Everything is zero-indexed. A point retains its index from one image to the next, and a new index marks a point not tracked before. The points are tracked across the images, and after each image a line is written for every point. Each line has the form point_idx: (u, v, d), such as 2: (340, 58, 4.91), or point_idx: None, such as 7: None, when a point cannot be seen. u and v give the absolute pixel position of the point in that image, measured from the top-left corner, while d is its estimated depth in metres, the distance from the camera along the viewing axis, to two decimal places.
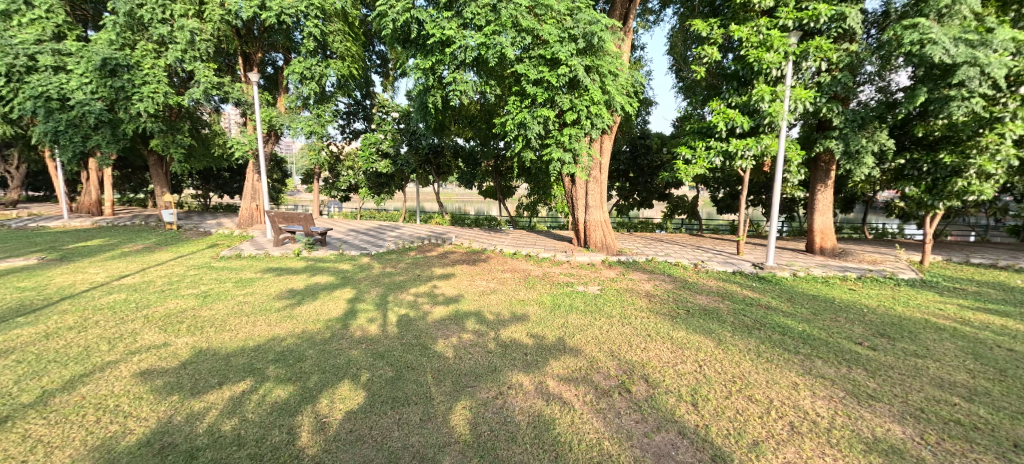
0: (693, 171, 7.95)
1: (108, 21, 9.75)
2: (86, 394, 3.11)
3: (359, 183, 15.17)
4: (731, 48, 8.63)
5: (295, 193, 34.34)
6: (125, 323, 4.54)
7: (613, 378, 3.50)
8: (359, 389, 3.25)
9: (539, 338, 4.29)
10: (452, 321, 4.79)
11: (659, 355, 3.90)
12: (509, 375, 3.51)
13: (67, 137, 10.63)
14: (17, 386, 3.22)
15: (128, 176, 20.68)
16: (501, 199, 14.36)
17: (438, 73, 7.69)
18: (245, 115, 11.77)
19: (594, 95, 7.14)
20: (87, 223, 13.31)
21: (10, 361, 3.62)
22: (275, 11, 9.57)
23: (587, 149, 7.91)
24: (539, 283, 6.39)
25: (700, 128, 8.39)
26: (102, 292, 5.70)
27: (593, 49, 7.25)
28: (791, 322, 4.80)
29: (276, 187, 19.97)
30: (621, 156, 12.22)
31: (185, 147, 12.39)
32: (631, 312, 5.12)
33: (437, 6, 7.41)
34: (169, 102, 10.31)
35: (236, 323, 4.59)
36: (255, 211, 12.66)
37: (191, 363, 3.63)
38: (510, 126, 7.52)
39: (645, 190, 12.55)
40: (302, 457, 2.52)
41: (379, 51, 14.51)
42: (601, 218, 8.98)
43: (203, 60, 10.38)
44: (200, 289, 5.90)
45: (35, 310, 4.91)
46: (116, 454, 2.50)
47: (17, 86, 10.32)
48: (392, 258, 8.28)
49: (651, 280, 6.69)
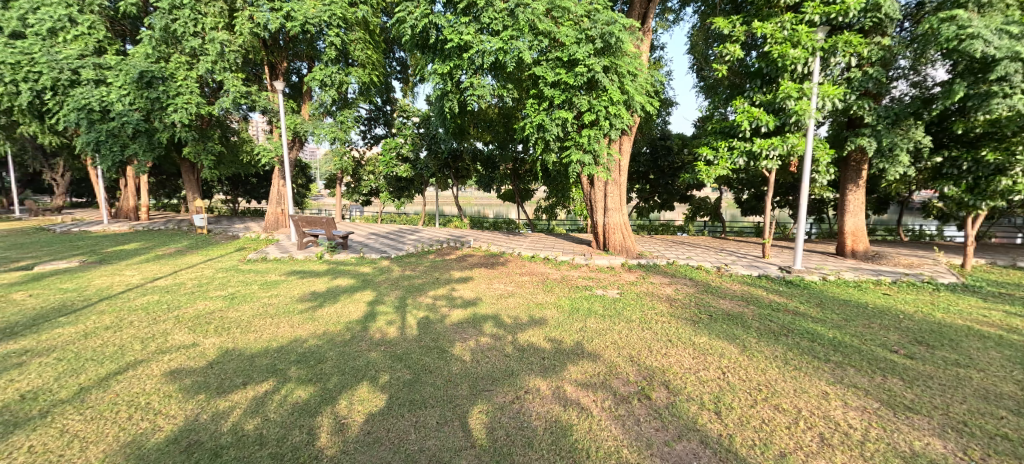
0: (716, 172, 7.76)
1: (144, 36, 10.19)
2: (120, 392, 3.23)
3: (380, 188, 15.41)
4: (755, 46, 8.41)
5: (318, 197, 35.19)
6: (157, 323, 4.71)
7: (632, 384, 3.42)
8: (377, 391, 3.27)
9: (557, 342, 4.25)
10: (469, 324, 4.78)
11: (681, 361, 3.80)
12: (527, 379, 3.47)
13: (107, 146, 11.17)
14: (57, 382, 3.37)
15: (162, 182, 21.60)
16: (520, 202, 14.34)
17: (456, 78, 7.78)
18: (271, 123, 12.12)
19: (612, 95, 7.05)
20: (124, 228, 13.94)
21: (52, 358, 3.80)
22: (299, 21, 9.84)
23: (607, 150, 7.80)
24: (557, 287, 6.34)
25: (723, 127, 8.18)
26: (137, 293, 5.93)
27: (611, 49, 7.17)
28: (820, 328, 4.61)
29: (300, 192, 20.49)
30: (641, 157, 12.04)
31: (215, 154, 12.83)
32: (651, 316, 5.00)
33: (454, 11, 7.48)
34: (201, 111, 10.72)
35: (261, 324, 4.70)
36: (280, 216, 13.00)
37: (218, 363, 3.73)
38: (529, 128, 7.51)
39: (665, 192, 12.34)
40: (320, 458, 2.54)
41: (399, 58, 14.72)
42: (620, 221, 8.85)
43: (232, 70, 10.74)
44: (228, 291, 6.08)
45: (75, 310, 5.15)
46: (145, 451, 2.57)
47: (62, 99, 10.92)
48: (412, 261, 8.35)
49: (672, 284, 6.54)
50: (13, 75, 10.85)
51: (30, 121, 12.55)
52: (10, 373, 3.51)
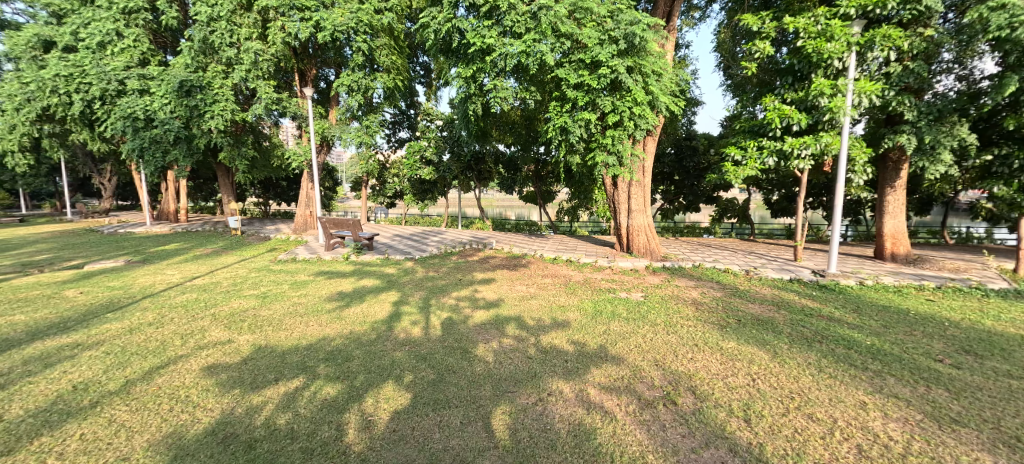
0: (744, 173, 7.54)
1: (185, 47, 10.71)
2: (162, 385, 3.39)
3: (404, 190, 15.68)
4: (786, 42, 8.16)
5: (345, 199, 36.08)
6: (195, 320, 4.93)
7: (657, 389, 3.36)
8: (402, 390, 3.33)
9: (580, 344, 4.22)
10: (492, 325, 4.81)
11: (707, 367, 3.72)
12: (550, 381, 3.47)
13: (150, 152, 11.77)
14: (106, 374, 3.57)
15: (200, 186, 22.57)
16: (542, 204, 14.31)
17: (479, 81, 7.86)
18: (301, 128, 12.52)
19: (636, 96, 6.96)
20: (165, 230, 14.63)
21: (101, 352, 4.03)
22: (328, 29, 10.15)
23: (631, 150, 7.70)
24: (580, 289, 6.30)
25: (752, 126, 7.95)
26: (177, 292, 6.21)
27: (635, 49, 7.08)
28: (857, 335, 4.43)
29: (327, 195, 21.05)
30: (666, 158, 11.84)
31: (248, 158, 13.33)
32: (676, 320, 4.90)
33: (478, 15, 7.56)
34: (236, 118, 11.17)
35: (291, 323, 4.86)
36: (309, 218, 13.40)
37: (251, 360, 3.87)
38: (552, 130, 7.51)
39: (691, 193, 12.09)
40: (349, 454, 2.60)
41: (423, 62, 14.94)
42: (644, 223, 8.71)
43: (265, 78, 11.15)
44: (260, 290, 6.30)
45: (121, 307, 5.44)
46: (186, 441, 2.70)
47: (109, 108, 11.56)
48: (435, 262, 8.44)
49: (698, 287, 6.39)
50: (67, 87, 11.59)
51: (81, 129, 13.36)
52: (65, 365, 3.74)
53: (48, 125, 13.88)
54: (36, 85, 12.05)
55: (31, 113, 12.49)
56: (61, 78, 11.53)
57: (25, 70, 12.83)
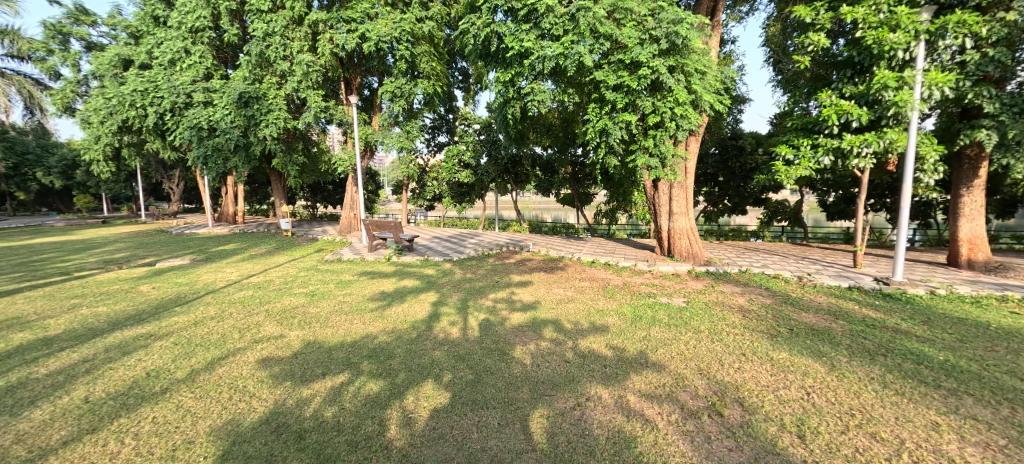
0: (797, 173, 7.12)
1: (243, 61, 11.49)
2: (223, 375, 3.64)
3: (443, 193, 15.98)
4: (843, 33, 7.65)
5: (386, 202, 37.31)
6: (251, 316, 5.25)
7: (702, 399, 3.23)
8: (441, 389, 3.38)
9: (618, 350, 4.14)
10: (529, 327, 4.81)
11: (756, 378, 3.54)
12: (588, 386, 3.42)
13: (213, 159, 12.68)
14: (174, 363, 3.88)
15: (255, 190, 24.06)
16: (579, 207, 14.15)
17: (517, 84, 7.93)
18: (346, 134, 13.07)
19: (679, 96, 6.73)
20: (224, 230, 15.74)
21: (170, 342, 4.38)
22: (373, 40, 10.56)
23: (674, 151, 7.46)
24: (618, 293, 6.18)
25: (805, 124, 7.50)
26: (235, 288, 6.64)
27: (678, 48, 6.89)
28: (928, 349, 4.06)
29: (370, 198, 21.85)
30: (710, 159, 11.41)
31: (299, 164, 14.06)
32: (722, 328, 4.70)
33: (516, 19, 7.64)
34: (288, 126, 11.82)
35: (337, 320, 5.07)
36: (353, 220, 13.98)
37: (302, 354, 4.07)
38: (590, 132, 7.41)
39: (737, 195, 11.58)
40: (391, 449, 2.68)
41: (461, 68, 15.17)
42: (687, 226, 8.41)
43: (314, 88, 11.72)
44: (309, 288, 6.63)
45: (187, 302, 5.88)
46: (243, 429, 2.88)
47: (178, 119, 12.55)
48: (473, 264, 8.55)
49: (745, 294, 6.09)
50: (143, 101, 12.73)
51: (155, 139, 14.61)
52: (140, 353, 4.09)
53: (127, 136, 15.28)
54: (118, 100, 13.29)
55: (113, 125, 13.80)
56: (138, 92, 12.67)
57: (108, 86, 14.21)
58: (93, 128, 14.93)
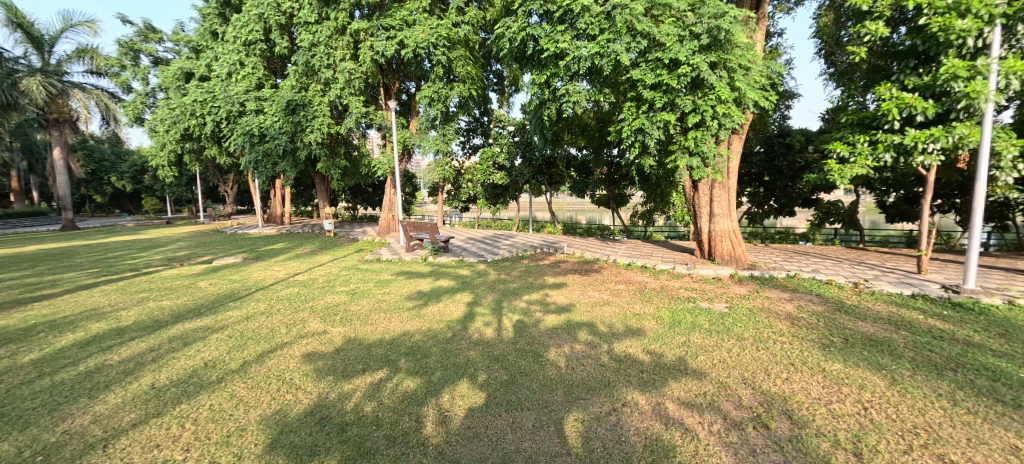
0: (852, 172, 6.67)
1: (291, 70, 12.12)
2: (271, 367, 3.83)
3: (477, 195, 16.17)
4: (905, 21, 7.12)
5: (423, 204, 38.11)
6: (297, 312, 5.51)
7: (746, 409, 3.09)
8: (476, 389, 3.41)
9: (656, 355, 4.03)
10: (564, 330, 4.76)
11: (806, 389, 3.34)
12: (624, 391, 3.35)
13: (263, 164, 13.41)
14: (229, 355, 4.13)
15: (301, 193, 25.26)
16: (615, 208, 13.89)
17: (553, 86, 7.94)
18: (385, 138, 13.47)
19: (721, 93, 6.47)
20: (273, 231, 16.62)
21: (225, 335, 4.67)
22: (411, 46, 10.85)
23: (716, 151, 7.18)
24: (656, 297, 6.01)
25: (861, 119, 7.02)
26: (283, 286, 7.00)
27: (720, 43, 6.64)
28: (1006, 365, 3.69)
29: (407, 200, 22.41)
30: (754, 158, 10.90)
31: (341, 168, 14.63)
32: (768, 335, 4.47)
33: (551, 21, 7.67)
34: (331, 131, 12.33)
35: (377, 318, 5.23)
36: (391, 221, 14.39)
37: (343, 350, 4.23)
38: (626, 132, 7.27)
39: (783, 195, 11.01)
40: (427, 445, 2.73)
41: (496, 70, 15.26)
42: (729, 228, 8.08)
43: (355, 94, 12.17)
44: (350, 287, 6.87)
45: (239, 298, 6.24)
46: (290, 419, 3.02)
47: (232, 126, 13.38)
48: (507, 265, 8.59)
49: (794, 300, 5.77)
50: (202, 110, 13.67)
51: (213, 145, 15.66)
52: (198, 345, 4.38)
53: (189, 143, 16.46)
54: (180, 110, 14.34)
55: (176, 133, 14.89)
56: (198, 102, 13.62)
57: (172, 97, 15.37)
58: (160, 136, 16.19)
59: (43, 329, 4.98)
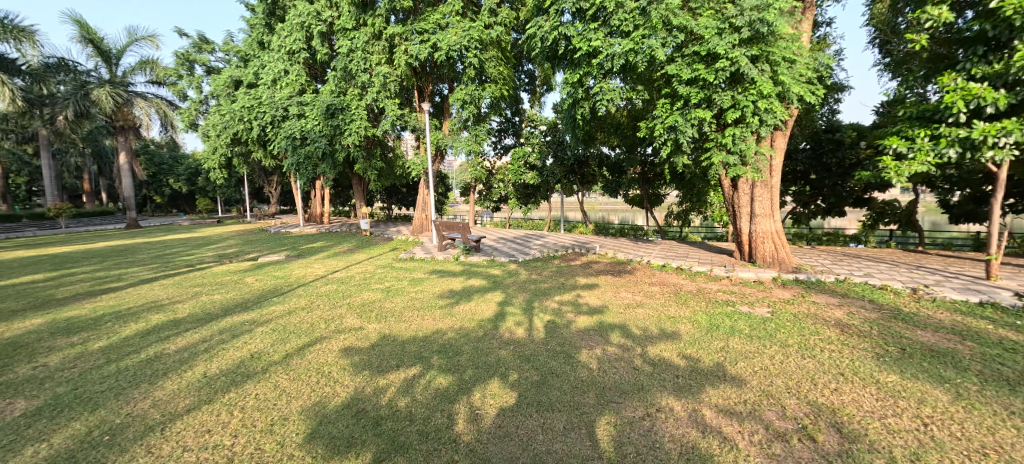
0: (910, 169, 6.20)
1: (331, 75, 12.57)
2: (311, 360, 3.98)
3: (509, 195, 16.24)
4: (972, 5, 6.58)
5: (455, 204, 38.70)
6: (335, 308, 5.71)
7: (790, 420, 2.94)
8: (507, 389, 3.41)
9: (692, 360, 3.89)
10: (596, 331, 4.69)
11: (858, 402, 3.14)
12: (658, 396, 3.26)
13: (304, 166, 13.97)
14: (272, 347, 4.33)
15: (339, 193, 26.19)
16: (649, 208, 13.56)
17: (586, 84, 7.85)
18: (419, 140, 13.74)
19: (763, 87, 6.18)
20: (313, 230, 17.29)
21: (270, 328, 4.90)
22: (444, 49, 11.00)
23: (757, 148, 6.86)
24: (692, 300, 5.82)
25: (922, 112, 6.52)
26: (322, 282, 7.27)
27: (763, 35, 6.33)
28: None
29: (439, 199, 22.78)
30: (800, 155, 10.36)
31: (377, 169, 15.03)
32: (815, 343, 4.23)
33: (584, 19, 7.59)
34: (368, 134, 12.69)
35: (411, 315, 5.34)
36: (424, 221, 14.67)
37: (378, 346, 4.34)
38: (660, 130, 7.08)
39: (832, 194, 10.40)
40: (458, 442, 2.76)
41: (528, 70, 15.23)
42: (771, 229, 7.71)
43: (391, 97, 12.49)
44: (385, 285, 7.06)
45: (282, 293, 6.54)
46: (329, 411, 3.13)
47: (276, 130, 14.03)
48: (538, 266, 8.55)
49: (844, 306, 5.43)
50: (249, 116, 14.41)
51: (258, 149, 16.49)
52: (245, 337, 4.62)
53: (237, 147, 17.41)
54: (230, 116, 15.20)
55: (226, 137, 15.78)
56: (246, 108, 14.37)
57: (223, 104, 16.31)
58: (212, 141, 17.21)
59: (111, 319, 5.40)
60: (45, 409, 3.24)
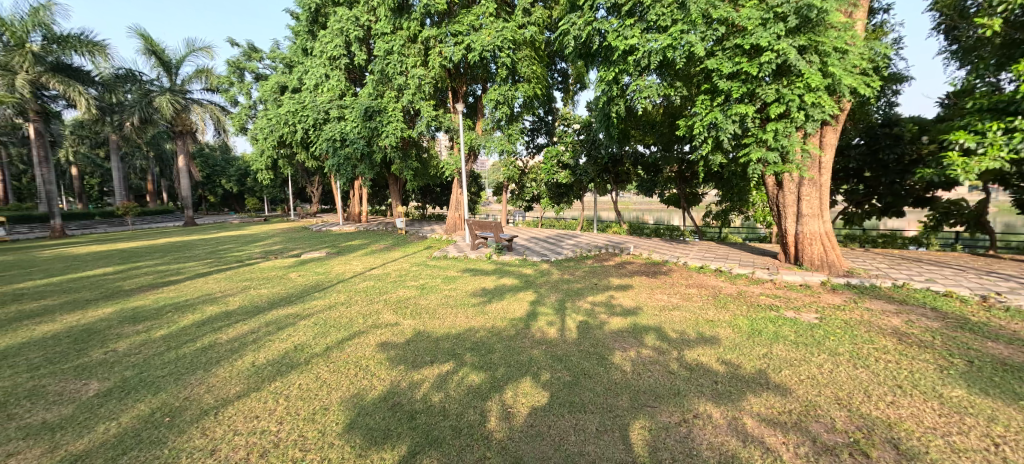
0: (980, 166, 5.68)
1: (369, 79, 12.97)
2: (351, 354, 4.13)
3: (542, 194, 16.20)
4: None
5: (487, 203, 39.06)
6: (373, 304, 5.89)
7: (840, 433, 2.77)
8: (539, 388, 3.40)
9: (732, 366, 3.75)
10: (630, 333, 4.60)
11: (919, 417, 2.91)
12: (695, 402, 3.16)
13: (344, 167, 14.48)
14: (314, 340, 4.51)
15: (376, 193, 26.98)
16: (686, 208, 13.13)
17: (621, 82, 7.71)
18: (453, 140, 13.93)
19: (811, 80, 5.85)
20: (352, 229, 17.86)
21: (312, 322, 5.12)
22: (477, 50, 11.09)
23: (803, 145, 6.51)
24: (732, 303, 5.59)
25: (995, 103, 5.95)
26: (360, 279, 7.51)
27: (811, 25, 5.99)
28: None
29: (472, 199, 23.05)
30: (852, 151, 9.74)
31: (412, 169, 15.35)
32: (868, 352, 3.97)
33: (620, 15, 7.45)
34: (403, 135, 12.97)
35: (444, 313, 5.43)
36: (458, 220, 14.86)
37: (413, 342, 4.44)
38: (699, 127, 6.84)
39: (888, 193, 9.71)
40: (491, 439, 2.78)
41: (561, 69, 15.14)
42: (820, 229, 7.31)
43: (426, 99, 12.74)
44: (419, 282, 7.21)
45: (323, 288, 6.82)
46: (367, 403, 3.23)
47: (318, 132, 14.62)
48: (571, 265, 8.48)
49: (902, 314, 5.05)
50: (293, 119, 15.10)
51: (302, 150, 17.23)
52: (288, 329, 4.85)
53: (282, 149, 18.26)
54: (276, 120, 15.97)
55: (273, 140, 16.61)
56: (291, 112, 15.08)
57: (270, 108, 17.18)
58: (261, 144, 18.18)
59: (171, 310, 5.81)
60: (115, 390, 3.52)
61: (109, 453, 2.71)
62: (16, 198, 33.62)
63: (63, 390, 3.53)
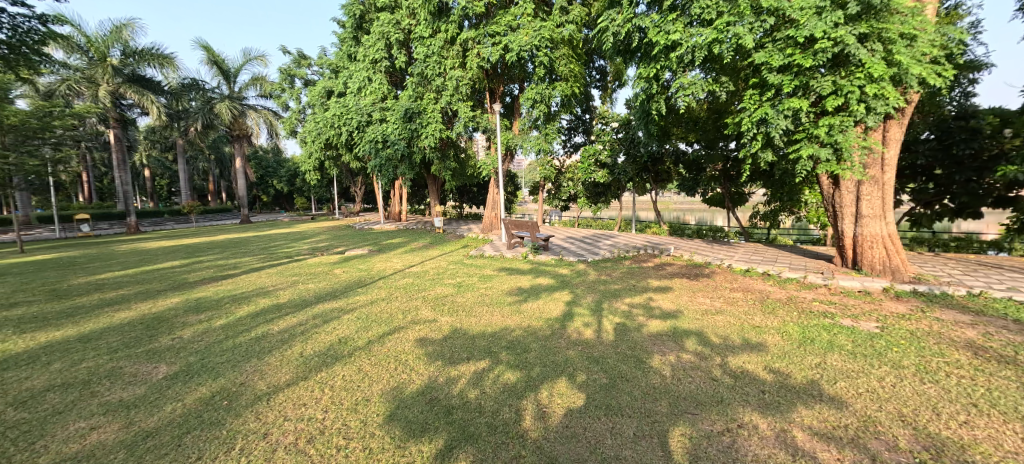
0: None
1: (409, 81, 13.31)
2: (391, 348, 4.26)
3: (578, 193, 16.04)
4: None
5: (523, 203, 39.10)
6: (411, 300, 6.04)
7: (904, 453, 2.56)
8: (575, 389, 3.36)
9: (781, 375, 3.55)
10: (669, 337, 4.46)
11: (999, 442, 2.63)
12: (740, 411, 3.02)
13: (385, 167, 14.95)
14: (356, 334, 4.68)
15: (415, 193, 27.67)
16: (731, 207, 12.56)
17: (662, 79, 7.48)
18: (490, 140, 14.05)
19: (873, 69, 5.45)
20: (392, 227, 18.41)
21: (355, 316, 5.31)
22: (514, 50, 11.11)
23: (863, 140, 6.06)
24: (781, 309, 5.29)
25: None
26: (400, 276, 7.74)
27: (874, 10, 5.56)
28: None
29: (509, 199, 23.18)
30: (920, 146, 8.96)
31: (450, 169, 15.61)
32: (938, 366, 3.63)
33: (662, 10, 7.24)
34: (442, 135, 13.20)
35: (480, 311, 5.49)
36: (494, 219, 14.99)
37: (451, 338, 4.51)
38: (747, 124, 6.53)
39: (962, 193, 8.86)
40: (526, 437, 2.78)
41: (599, 67, 14.91)
42: (882, 232, 6.80)
43: (463, 100, 12.91)
44: (456, 280, 7.33)
45: (365, 284, 7.07)
46: (405, 396, 3.31)
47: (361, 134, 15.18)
48: (608, 266, 8.34)
49: (978, 326, 4.60)
50: (338, 122, 15.78)
51: (346, 152, 17.95)
52: (332, 323, 5.06)
53: (328, 151, 19.10)
54: (323, 123, 16.73)
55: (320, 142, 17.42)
56: (336, 116, 15.77)
57: (318, 112, 18.05)
58: (309, 146, 19.13)
59: (229, 301, 6.23)
60: (181, 374, 3.81)
61: (176, 431, 2.93)
62: (99, 198, 37.16)
63: (136, 372, 3.86)
